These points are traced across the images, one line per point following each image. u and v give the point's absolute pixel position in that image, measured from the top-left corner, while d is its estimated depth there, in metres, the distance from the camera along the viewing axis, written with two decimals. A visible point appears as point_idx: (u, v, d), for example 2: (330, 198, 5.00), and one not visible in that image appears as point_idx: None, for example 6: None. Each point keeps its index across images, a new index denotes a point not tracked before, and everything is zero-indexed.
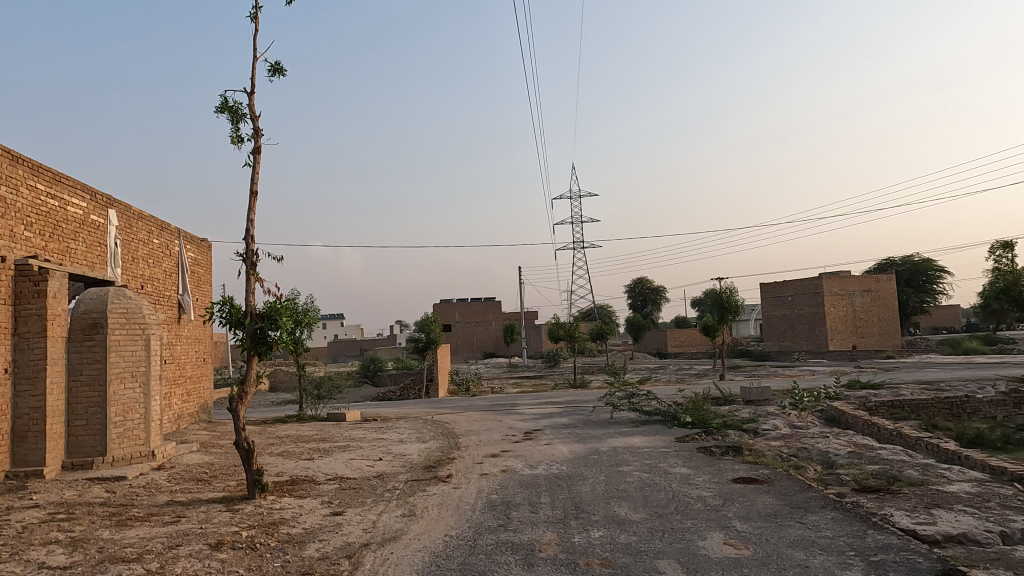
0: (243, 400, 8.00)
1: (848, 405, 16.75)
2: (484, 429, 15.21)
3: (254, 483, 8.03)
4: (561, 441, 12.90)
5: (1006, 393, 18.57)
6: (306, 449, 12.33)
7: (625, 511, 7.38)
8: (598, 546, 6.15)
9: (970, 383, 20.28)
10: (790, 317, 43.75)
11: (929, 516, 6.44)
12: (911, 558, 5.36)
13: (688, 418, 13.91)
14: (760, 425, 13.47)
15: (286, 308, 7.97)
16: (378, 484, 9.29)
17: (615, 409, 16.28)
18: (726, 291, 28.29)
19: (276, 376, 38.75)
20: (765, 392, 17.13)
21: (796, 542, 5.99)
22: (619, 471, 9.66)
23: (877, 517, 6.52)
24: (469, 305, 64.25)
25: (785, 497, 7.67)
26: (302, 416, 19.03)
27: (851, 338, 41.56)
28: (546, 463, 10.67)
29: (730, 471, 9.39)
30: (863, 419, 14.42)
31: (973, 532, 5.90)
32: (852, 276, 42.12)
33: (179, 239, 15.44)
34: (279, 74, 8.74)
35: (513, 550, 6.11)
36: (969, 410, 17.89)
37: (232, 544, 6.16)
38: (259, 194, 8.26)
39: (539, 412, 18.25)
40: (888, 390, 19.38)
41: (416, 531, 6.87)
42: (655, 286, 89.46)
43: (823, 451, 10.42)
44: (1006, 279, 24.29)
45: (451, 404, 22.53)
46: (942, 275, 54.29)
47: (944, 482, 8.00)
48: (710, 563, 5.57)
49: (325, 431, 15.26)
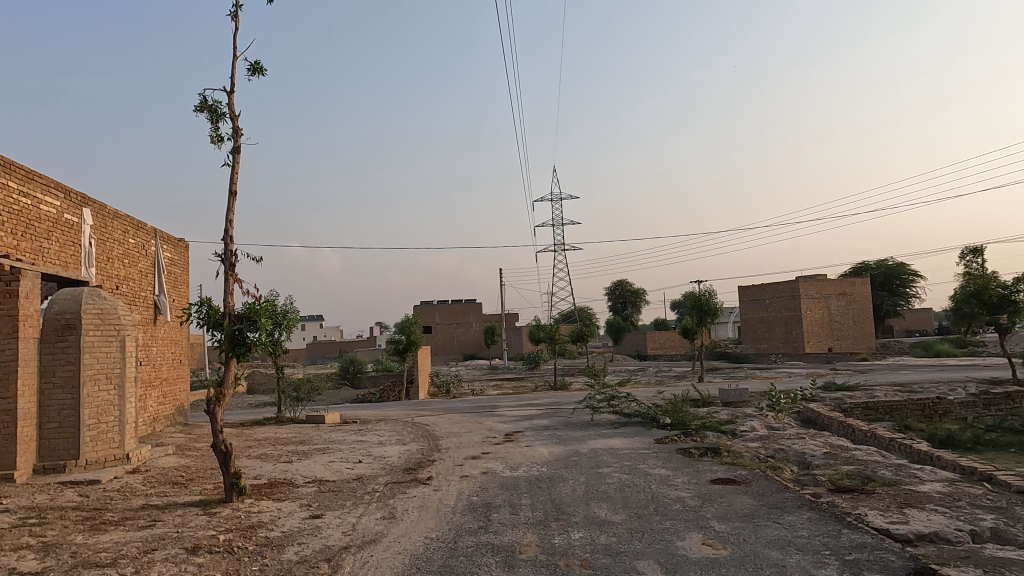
0: (220, 403, 7.87)
1: (824, 407, 16.96)
2: (465, 431, 15.20)
3: (232, 486, 7.93)
4: (541, 443, 12.93)
5: (977, 393, 18.97)
6: (284, 452, 12.22)
7: (605, 513, 7.41)
8: (578, 547, 6.18)
9: (942, 385, 20.61)
10: (767, 319, 44.39)
11: (902, 515, 6.59)
12: (885, 557, 5.47)
13: (667, 420, 14.03)
14: (737, 427, 13.61)
15: (265, 309, 7.92)
16: (358, 487, 9.23)
17: (596, 411, 16.31)
18: (705, 293, 28.43)
19: (254, 377, 38.41)
20: (742, 394, 17.32)
21: (772, 542, 6.08)
22: (599, 473, 9.69)
23: (851, 517, 6.64)
24: (451, 307, 64.12)
25: (762, 497, 7.76)
26: (281, 417, 18.85)
27: (827, 341, 42.12)
28: (526, 464, 10.69)
29: (708, 472, 9.48)
30: (838, 421, 14.57)
31: (944, 531, 6.03)
32: (827, 279, 42.71)
33: (155, 239, 15.22)
34: (258, 73, 8.67)
35: (493, 551, 6.13)
36: (940, 411, 18.21)
37: (209, 547, 6.09)
38: (238, 194, 8.18)
39: (519, 414, 18.30)
40: (862, 392, 19.66)
41: (397, 533, 6.86)
42: (637, 290, 90.29)
43: (800, 452, 10.55)
44: (976, 284, 24.78)
45: (431, 406, 22.59)
46: (915, 280, 55.39)
47: (916, 482, 8.17)
48: (688, 563, 5.63)
49: (305, 433, 15.15)
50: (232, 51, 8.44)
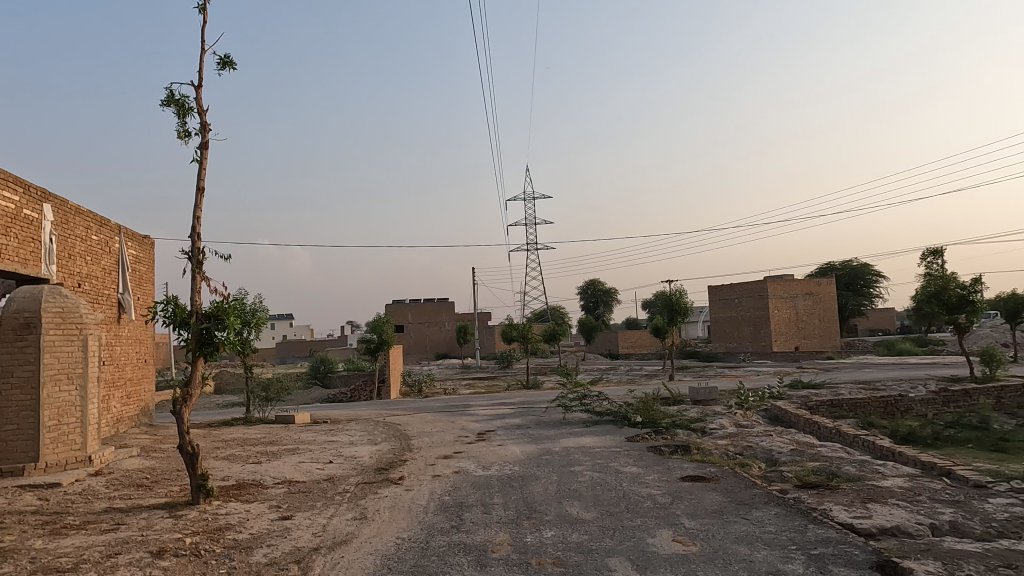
0: (186, 403, 7.72)
1: (790, 405, 17.28)
2: (437, 431, 15.14)
3: (199, 488, 7.78)
4: (513, 442, 12.94)
5: (937, 391, 19.52)
6: (253, 452, 12.04)
7: (577, 511, 7.46)
8: (550, 545, 6.21)
9: (903, 383, 21.17)
10: (736, 319, 45.08)
11: (865, 510, 6.75)
12: (849, 551, 5.60)
13: (638, 418, 14.15)
14: (707, 424, 13.80)
15: (233, 307, 7.79)
16: (328, 487, 9.14)
17: (568, 410, 16.40)
18: (676, 293, 28.75)
19: (221, 377, 37.74)
20: (712, 392, 17.56)
21: (741, 537, 6.18)
22: (571, 471, 9.75)
23: (817, 512, 6.78)
24: (423, 307, 63.81)
25: (731, 494, 7.89)
26: (249, 418, 18.56)
27: (794, 340, 42.92)
28: (498, 463, 10.69)
29: (679, 470, 9.59)
30: (804, 418, 14.87)
31: (905, 525, 6.20)
32: (794, 279, 43.52)
33: (119, 236, 14.85)
34: (228, 68, 8.53)
35: (466, 551, 6.12)
36: (902, 408, 18.69)
37: (175, 551, 5.97)
38: (205, 190, 8.04)
39: (492, 413, 18.30)
40: (827, 390, 20.09)
41: (368, 533, 6.81)
42: (609, 289, 90.93)
43: (767, 449, 10.74)
44: (936, 284, 25.50)
45: (403, 405, 22.47)
46: (878, 280, 56.78)
47: (879, 477, 8.38)
48: (658, 559, 5.70)
49: (274, 433, 14.94)
50: (201, 44, 8.29)
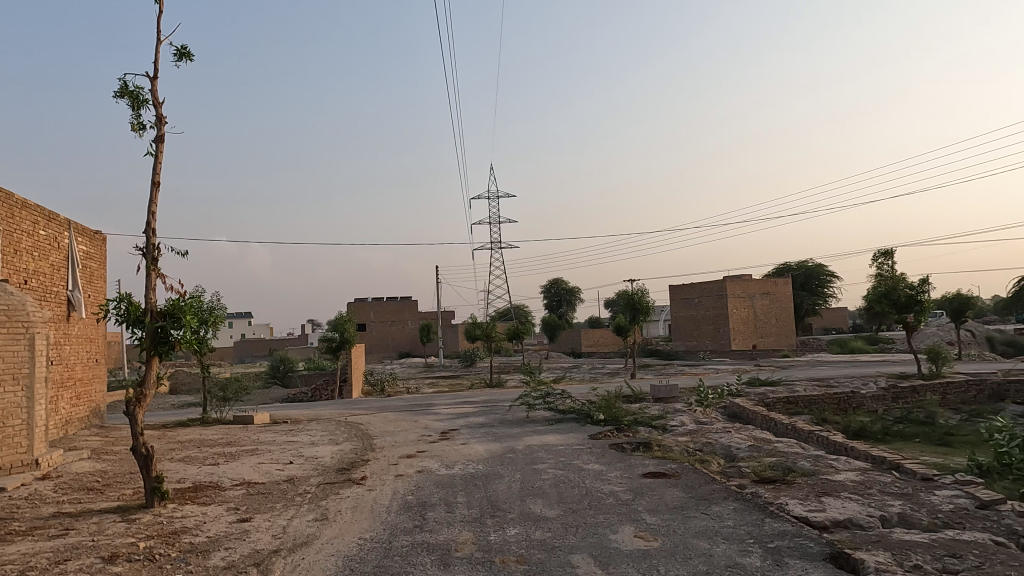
0: (140, 404, 7.51)
1: (748, 402, 17.67)
2: (400, 430, 15.02)
3: (154, 491, 7.57)
4: (477, 440, 12.93)
5: (887, 387, 20.19)
6: (210, 454, 11.76)
7: (540, 509, 7.49)
8: (514, 543, 6.22)
9: (855, 380, 21.85)
10: (696, 317, 45.88)
11: (819, 503, 6.95)
12: (804, 543, 5.76)
13: (601, 416, 14.28)
14: (667, 421, 14.02)
15: (190, 305, 7.60)
16: (289, 488, 8.99)
17: (531, 408, 16.45)
18: (638, 293, 29.11)
19: (177, 377, 36.77)
20: (673, 390, 17.84)
21: (701, 532, 6.30)
22: (534, 469, 9.79)
23: (773, 506, 6.96)
24: (385, 305, 63.26)
25: (691, 490, 8.03)
26: (206, 418, 18.12)
27: (752, 338, 43.88)
28: (462, 462, 10.67)
29: (640, 466, 9.71)
30: (761, 415, 15.23)
31: (857, 517, 6.40)
32: (752, 279, 44.49)
33: (68, 231, 14.33)
34: (185, 59, 8.31)
35: (429, 550, 6.09)
36: (854, 404, 19.27)
37: (128, 556, 5.80)
38: (161, 185, 7.82)
39: (455, 412, 18.26)
40: (783, 387, 20.60)
41: (329, 534, 6.73)
42: (572, 287, 91.59)
43: (726, 445, 10.97)
44: (887, 284, 26.38)
45: (366, 404, 22.26)
46: (832, 280, 58.46)
47: (832, 472, 8.63)
48: (621, 555, 5.76)
49: (232, 434, 14.63)
50: (156, 35, 8.05)
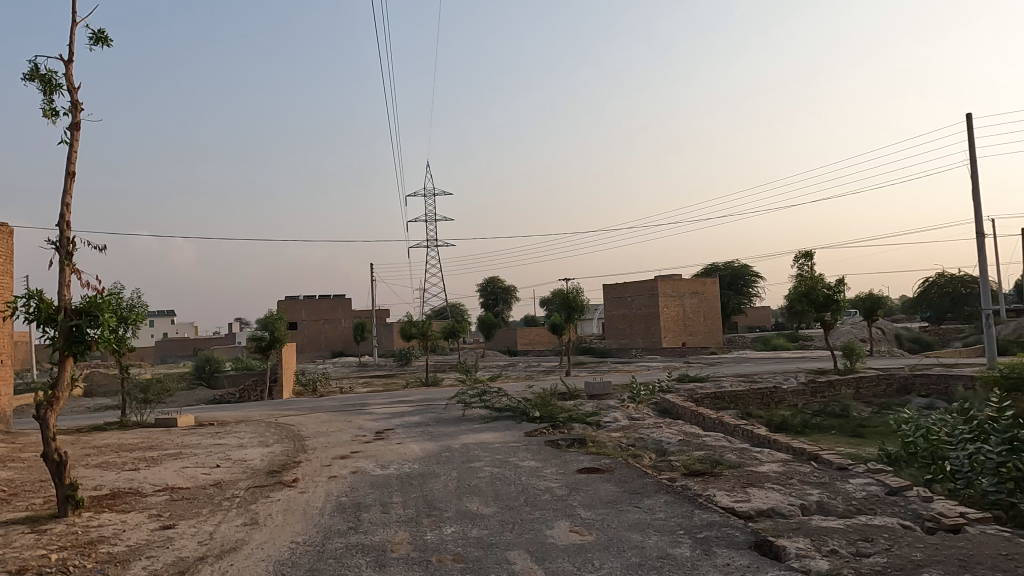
0: (53, 407, 7.07)
1: (678, 398, 18.22)
2: (333, 430, 14.71)
3: (68, 499, 7.16)
4: (412, 440, 12.82)
5: (806, 382, 21.25)
6: (129, 459, 11.19)
7: (477, 506, 7.51)
8: (450, 542, 6.21)
9: (777, 375, 22.90)
10: (629, 316, 46.95)
11: (744, 494, 7.25)
12: (730, 533, 6.00)
13: (536, 413, 14.41)
14: (601, 418, 14.29)
15: (108, 302, 7.21)
16: (215, 493, 8.66)
17: (467, 406, 16.43)
18: (574, 292, 29.53)
19: (92, 379, 34.75)
20: (606, 387, 18.20)
21: (634, 525, 6.47)
22: (470, 467, 9.79)
23: (702, 498, 7.21)
24: (318, 303, 61.81)
25: (624, 484, 8.22)
26: (125, 422, 17.22)
27: (681, 335, 45.26)
28: (397, 462, 10.55)
29: (575, 462, 9.86)
30: (690, 410, 15.74)
31: (779, 506, 6.72)
32: (682, 278, 45.89)
33: None
34: (102, 44, 7.89)
35: (364, 552, 6.01)
36: (776, 399, 20.18)
37: (38, 569, 5.46)
38: (76, 175, 7.38)
39: (390, 411, 18.05)
40: (711, 383, 21.37)
41: (259, 539, 6.53)
42: (508, 286, 92.08)
43: (657, 440, 11.27)
44: (807, 284, 27.70)
45: (297, 405, 21.68)
46: (756, 280, 61.03)
47: (756, 463, 9.02)
48: (556, 550, 5.85)
49: (154, 438, 13.96)
50: (71, 16, 7.61)
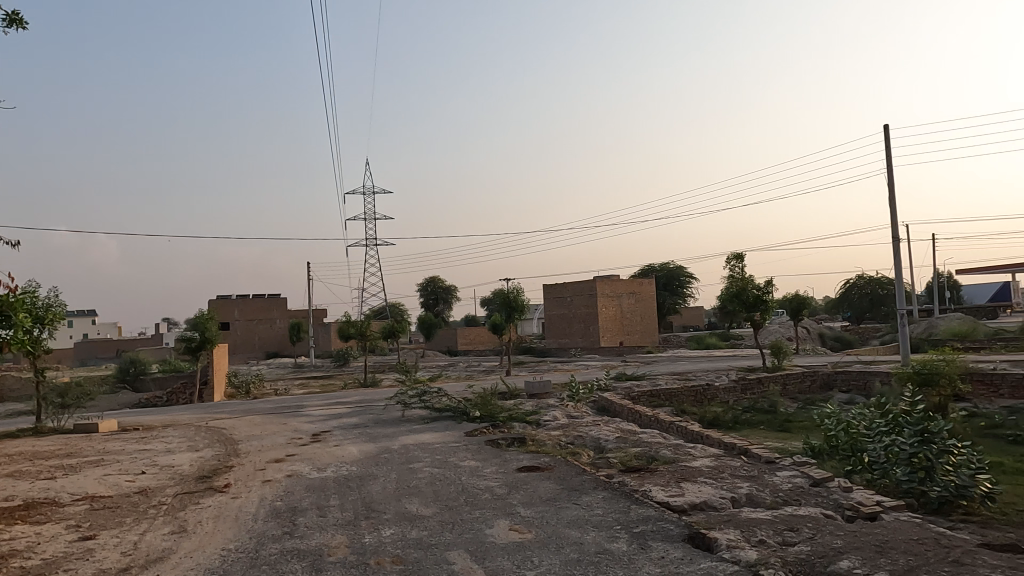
0: None
1: (615, 396, 18.58)
2: (267, 433, 14.29)
3: None
4: (350, 442, 12.59)
5: (737, 380, 22.03)
6: (45, 467, 10.56)
7: (416, 508, 7.45)
8: (389, 544, 6.15)
9: (710, 373, 23.65)
10: (568, 316, 47.53)
11: (679, 488, 7.46)
12: (665, 526, 6.17)
13: (476, 413, 14.41)
14: (541, 417, 14.41)
15: (22, 301, 6.80)
16: (141, 500, 8.28)
17: (407, 407, 16.27)
18: (514, 292, 29.66)
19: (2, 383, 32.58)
20: (546, 386, 18.37)
21: (572, 521, 6.56)
22: (410, 468, 9.70)
23: (638, 493, 7.38)
24: (251, 303, 59.92)
25: (564, 481, 8.33)
26: (39, 428, 16.22)
27: (619, 335, 46.13)
28: (335, 465, 10.36)
29: (514, 461, 9.91)
30: (627, 407, 16.08)
31: (711, 499, 6.95)
32: (620, 279, 46.80)
33: None
34: (15, 26, 7.41)
35: (300, 557, 5.88)
36: (709, 396, 20.84)
37: None
38: None
39: (327, 413, 17.68)
40: (647, 381, 21.87)
41: (188, 547, 6.29)
42: (448, 286, 91.62)
43: (595, 437, 11.46)
44: (737, 284, 28.66)
45: (229, 408, 20.95)
46: (690, 281, 62.88)
47: (690, 459, 9.30)
48: (496, 549, 5.88)
49: (72, 444, 13.22)
50: None
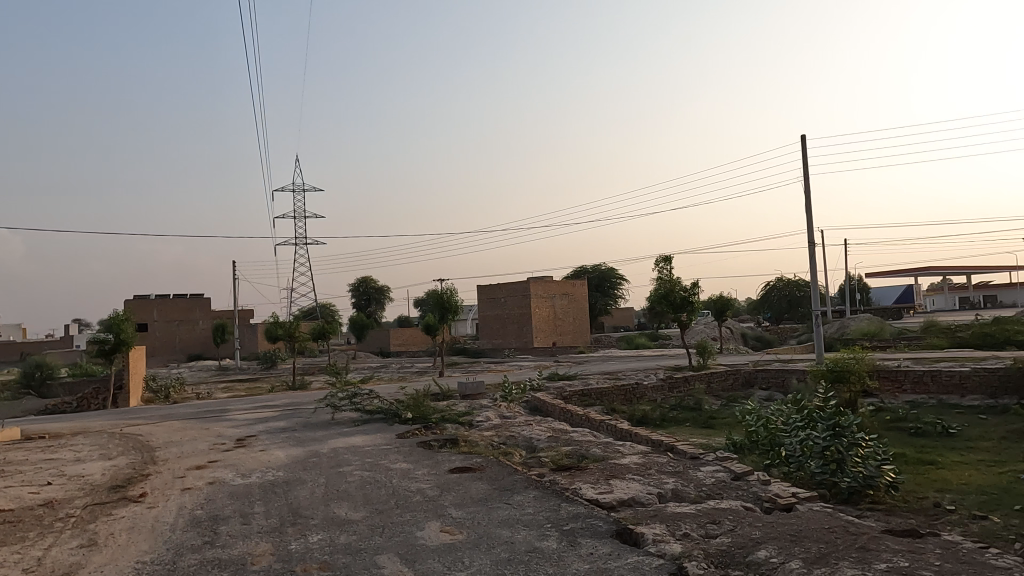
0: None
1: (548, 395, 18.78)
2: (187, 440, 13.69)
3: None
4: (276, 446, 12.21)
5: (665, 378, 22.68)
6: None
7: (345, 512, 7.31)
8: (317, 550, 6.00)
9: (639, 372, 24.24)
10: (502, 317, 47.73)
11: (608, 486, 7.61)
12: (594, 523, 6.28)
13: (408, 414, 14.26)
14: (474, 417, 14.40)
15: None
16: (46, 514, 7.77)
17: (337, 410, 15.93)
18: (448, 292, 29.52)
19: None
20: (479, 386, 18.37)
21: (503, 521, 6.59)
22: (339, 472, 9.51)
23: (569, 491, 7.48)
24: (171, 303, 57.28)
25: (495, 481, 8.35)
26: None
27: (552, 335, 46.67)
28: (260, 470, 10.03)
29: (446, 462, 9.87)
30: (559, 406, 16.27)
31: (638, 496, 7.12)
32: (553, 280, 47.36)
33: None
34: None
35: (221, 567, 5.66)
36: (638, 395, 21.36)
37: None
38: None
39: (252, 417, 17.09)
40: (579, 381, 22.22)
41: (99, 562, 5.95)
42: (381, 287, 90.29)
43: (527, 437, 11.55)
44: (666, 286, 29.48)
45: (146, 413, 19.94)
46: (621, 282, 64.31)
47: (619, 456, 9.51)
48: (426, 551, 5.84)
49: None
50: None
